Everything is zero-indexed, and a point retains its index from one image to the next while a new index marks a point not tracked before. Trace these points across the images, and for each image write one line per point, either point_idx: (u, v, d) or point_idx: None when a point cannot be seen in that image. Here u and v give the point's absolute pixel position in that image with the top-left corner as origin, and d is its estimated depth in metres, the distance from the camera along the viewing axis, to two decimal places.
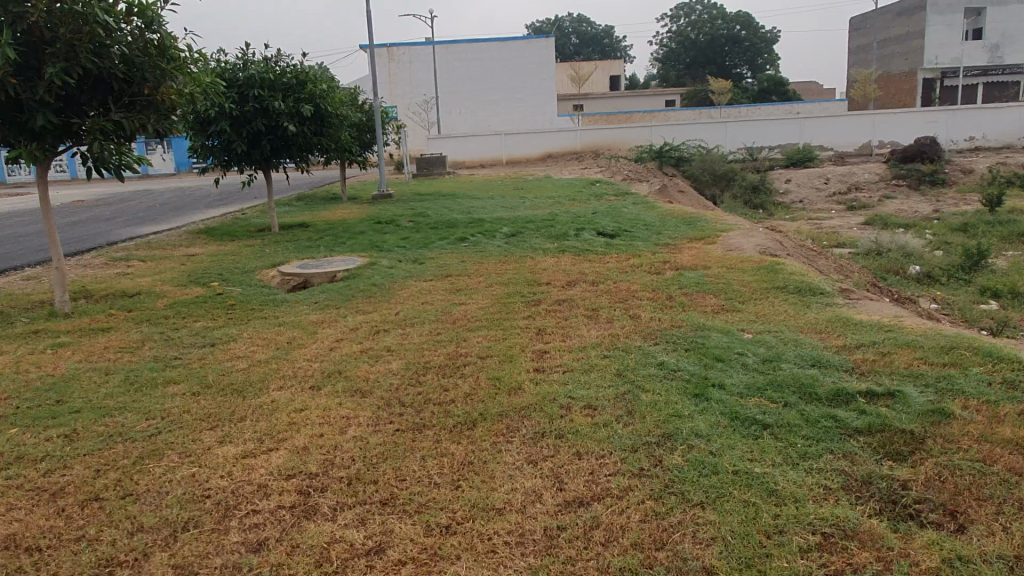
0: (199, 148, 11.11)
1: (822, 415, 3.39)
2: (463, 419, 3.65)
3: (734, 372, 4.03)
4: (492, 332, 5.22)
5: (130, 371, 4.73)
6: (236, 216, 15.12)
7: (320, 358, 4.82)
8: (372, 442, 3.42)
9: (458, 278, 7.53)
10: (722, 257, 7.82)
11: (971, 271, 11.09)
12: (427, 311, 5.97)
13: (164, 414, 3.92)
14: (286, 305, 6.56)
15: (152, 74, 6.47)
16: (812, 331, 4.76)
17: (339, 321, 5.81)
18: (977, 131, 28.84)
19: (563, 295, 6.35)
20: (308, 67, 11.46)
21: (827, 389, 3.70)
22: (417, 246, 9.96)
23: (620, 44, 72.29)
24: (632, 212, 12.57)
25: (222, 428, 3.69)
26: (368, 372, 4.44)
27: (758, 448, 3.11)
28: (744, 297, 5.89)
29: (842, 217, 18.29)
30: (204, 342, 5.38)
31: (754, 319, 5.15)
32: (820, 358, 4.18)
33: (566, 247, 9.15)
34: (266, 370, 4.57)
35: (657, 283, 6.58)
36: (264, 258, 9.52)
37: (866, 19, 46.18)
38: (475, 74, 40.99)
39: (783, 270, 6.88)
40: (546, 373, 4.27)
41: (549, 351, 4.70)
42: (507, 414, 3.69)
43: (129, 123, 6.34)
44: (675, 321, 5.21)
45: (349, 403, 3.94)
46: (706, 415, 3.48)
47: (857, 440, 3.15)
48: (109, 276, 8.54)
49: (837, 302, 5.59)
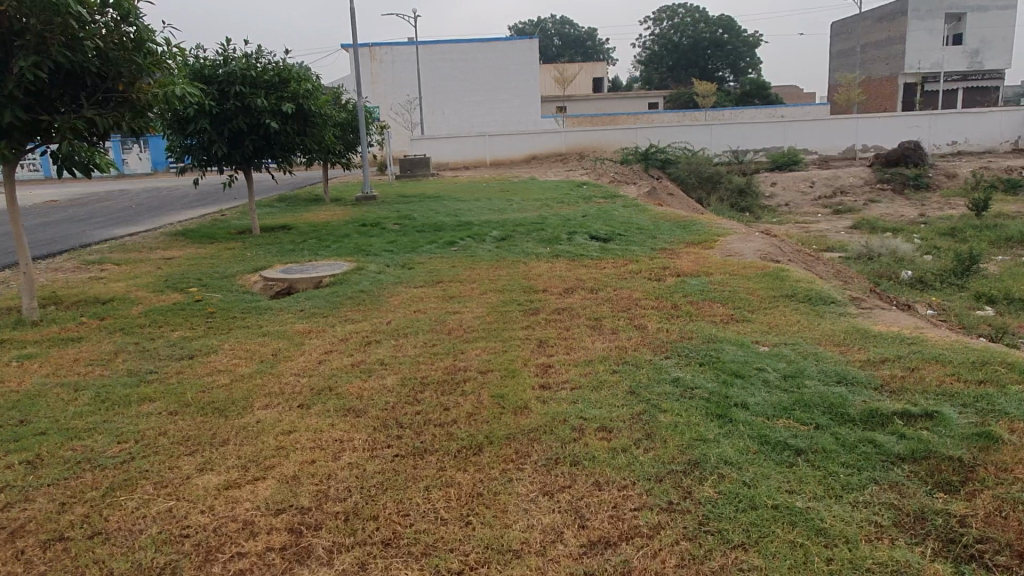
0: (177, 147, 10.73)
1: (859, 439, 3.13)
2: (467, 443, 3.35)
3: (756, 391, 3.75)
4: (491, 344, 4.93)
5: (101, 387, 4.36)
6: (215, 217, 14.71)
7: (307, 373, 4.49)
8: (370, 470, 3.10)
9: (450, 284, 7.21)
10: (721, 262, 7.62)
11: (964, 276, 10.92)
12: (419, 321, 5.65)
13: (138, 437, 3.58)
14: (270, 313, 6.21)
15: (128, 69, 6.11)
16: (831, 344, 4.50)
17: (327, 331, 5.48)
18: (959, 136, 28.98)
19: (562, 303, 6.07)
20: (291, 64, 11.10)
21: (859, 409, 3.44)
22: (405, 250, 9.65)
23: (602, 47, 72.33)
24: (623, 215, 12.29)
25: (202, 454, 3.35)
26: (360, 389, 4.12)
27: (796, 478, 2.83)
28: (753, 306, 5.62)
29: (829, 220, 18.21)
30: (182, 354, 5.02)
31: (766, 331, 4.90)
32: (845, 374, 3.92)
33: (558, 251, 8.88)
34: (250, 387, 4.23)
35: (659, 290, 6.33)
36: (244, 262, 9.15)
37: (848, 24, 46.54)
38: (459, 75, 40.66)
39: (788, 278, 6.62)
40: (553, 391, 3.97)
41: (553, 366, 4.41)
42: (516, 438, 3.40)
43: (102, 121, 5.98)
44: (684, 333, 4.93)
45: (341, 424, 3.62)
46: (733, 440, 3.20)
47: (901, 468, 2.89)
48: (81, 281, 8.14)
49: (851, 312, 5.35)
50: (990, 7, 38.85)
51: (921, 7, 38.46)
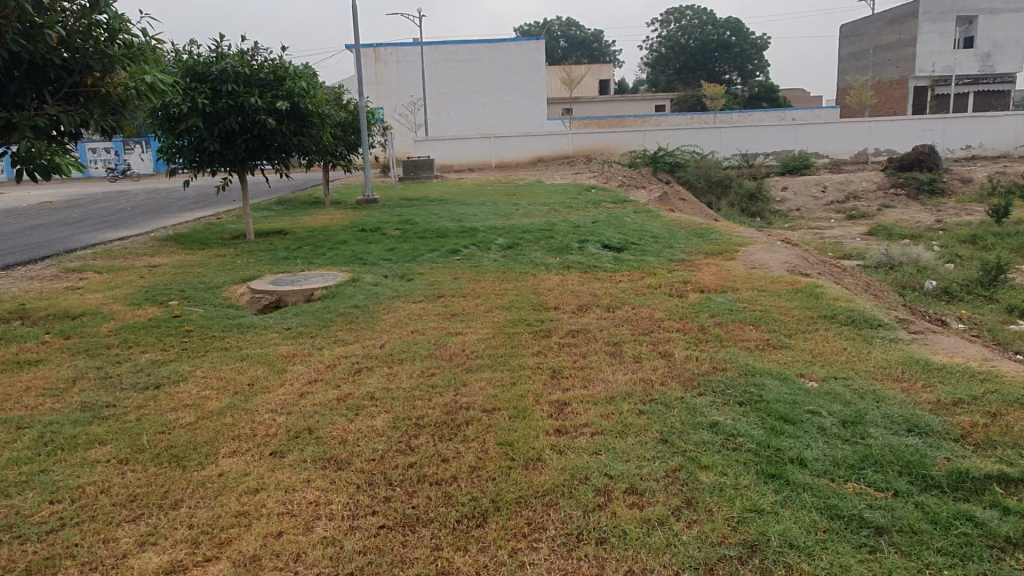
0: (168, 148, 10.15)
1: (953, 514, 2.54)
2: (469, 511, 2.75)
3: (812, 441, 3.15)
4: (496, 374, 4.33)
5: (47, 426, 3.77)
6: (209, 221, 14.15)
7: (286, 410, 3.88)
8: (347, 549, 2.52)
9: (452, 299, 6.63)
10: (746, 275, 7.04)
11: (991, 287, 10.26)
12: (418, 344, 5.06)
13: (77, 495, 2.98)
14: (252, 331, 5.62)
15: (98, 61, 5.54)
16: (890, 380, 3.90)
17: (313, 355, 4.89)
18: (974, 140, 28.26)
19: (575, 323, 5.48)
20: (287, 62, 10.50)
21: (943, 469, 2.84)
22: (404, 258, 9.08)
23: (609, 48, 71.77)
24: (636, 221, 11.67)
25: (148, 521, 2.76)
26: (344, 432, 3.52)
27: (884, 572, 2.25)
28: (789, 329, 5.01)
29: (843, 226, 17.58)
30: (147, 383, 4.44)
31: (810, 360, 4.30)
32: (914, 420, 3.32)
33: (569, 261, 8.29)
34: (218, 428, 3.64)
35: (683, 308, 5.76)
36: (232, 271, 8.55)
37: (858, 26, 45.87)
38: (464, 76, 40.07)
39: (825, 295, 6.00)
40: (571, 438, 3.36)
41: (570, 404, 3.80)
42: (529, 503, 2.79)
43: (68, 118, 5.39)
44: (716, 362, 4.32)
45: (317, 480, 3.02)
46: (795, 512, 2.60)
47: (1014, 559, 2.30)
48: (56, 291, 7.60)
49: (902, 338, 4.75)
50: (1002, 10, 38.20)
51: (933, 9, 37.85)
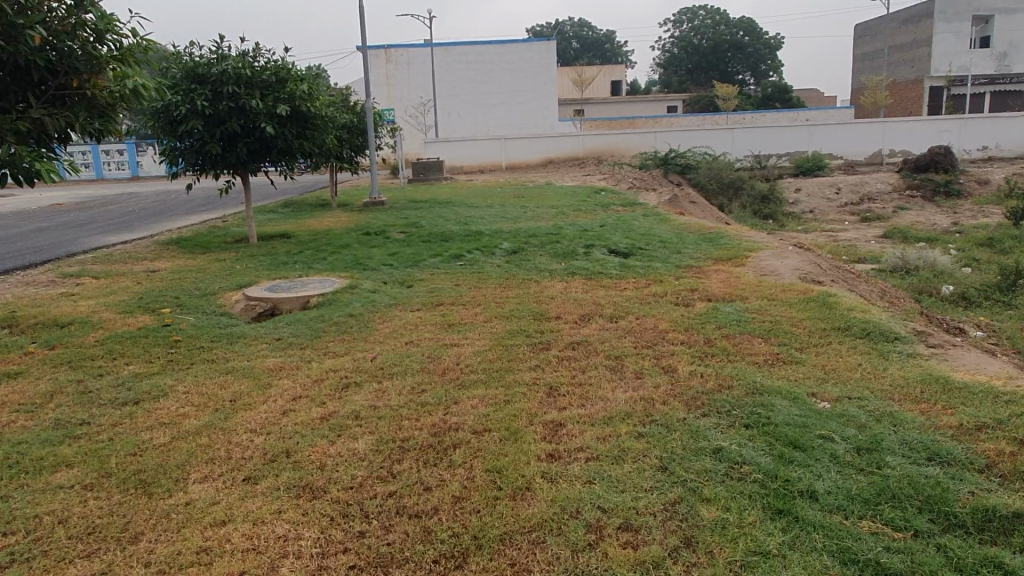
0: (168, 151, 9.99)
1: (979, 560, 2.30)
2: (448, 550, 2.53)
3: (824, 470, 2.92)
4: (490, 392, 4.10)
5: (14, 446, 3.59)
6: (214, 224, 14.02)
7: (265, 430, 3.67)
8: None
9: (451, 307, 6.42)
10: (756, 283, 6.79)
11: (1010, 291, 9.93)
12: (411, 357, 4.84)
13: (33, 526, 2.80)
14: (240, 342, 5.43)
15: (82, 62, 5.35)
16: (908, 401, 3.64)
17: (301, 369, 4.69)
18: (991, 141, 27.75)
19: (576, 334, 5.26)
20: (290, 64, 10.30)
21: (967, 506, 2.60)
22: (406, 263, 8.89)
23: (620, 48, 71.45)
24: (644, 225, 11.44)
25: (103, 558, 2.56)
26: (323, 455, 3.32)
27: None
28: (801, 343, 4.76)
29: (857, 228, 17.23)
30: (126, 398, 4.25)
31: (823, 378, 4.05)
32: (935, 447, 3.07)
33: (574, 267, 8.06)
34: (192, 450, 3.44)
35: (689, 318, 5.53)
36: (230, 277, 8.38)
37: (872, 26, 45.39)
38: (474, 77, 39.87)
39: (838, 305, 5.74)
40: (564, 465, 3.13)
41: (565, 426, 3.57)
42: (513, 540, 2.58)
43: (52, 121, 5.21)
44: (722, 380, 4.07)
45: (289, 512, 2.81)
46: (804, 555, 2.38)
47: None
48: (50, 297, 7.46)
49: (920, 353, 4.48)
50: (1019, 9, 37.68)
51: (948, 9, 37.38)
